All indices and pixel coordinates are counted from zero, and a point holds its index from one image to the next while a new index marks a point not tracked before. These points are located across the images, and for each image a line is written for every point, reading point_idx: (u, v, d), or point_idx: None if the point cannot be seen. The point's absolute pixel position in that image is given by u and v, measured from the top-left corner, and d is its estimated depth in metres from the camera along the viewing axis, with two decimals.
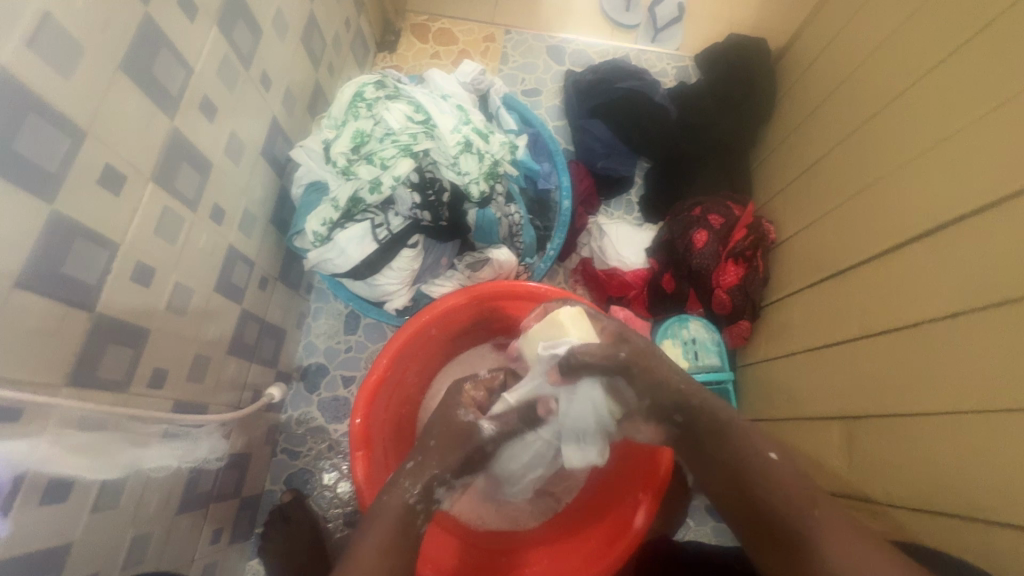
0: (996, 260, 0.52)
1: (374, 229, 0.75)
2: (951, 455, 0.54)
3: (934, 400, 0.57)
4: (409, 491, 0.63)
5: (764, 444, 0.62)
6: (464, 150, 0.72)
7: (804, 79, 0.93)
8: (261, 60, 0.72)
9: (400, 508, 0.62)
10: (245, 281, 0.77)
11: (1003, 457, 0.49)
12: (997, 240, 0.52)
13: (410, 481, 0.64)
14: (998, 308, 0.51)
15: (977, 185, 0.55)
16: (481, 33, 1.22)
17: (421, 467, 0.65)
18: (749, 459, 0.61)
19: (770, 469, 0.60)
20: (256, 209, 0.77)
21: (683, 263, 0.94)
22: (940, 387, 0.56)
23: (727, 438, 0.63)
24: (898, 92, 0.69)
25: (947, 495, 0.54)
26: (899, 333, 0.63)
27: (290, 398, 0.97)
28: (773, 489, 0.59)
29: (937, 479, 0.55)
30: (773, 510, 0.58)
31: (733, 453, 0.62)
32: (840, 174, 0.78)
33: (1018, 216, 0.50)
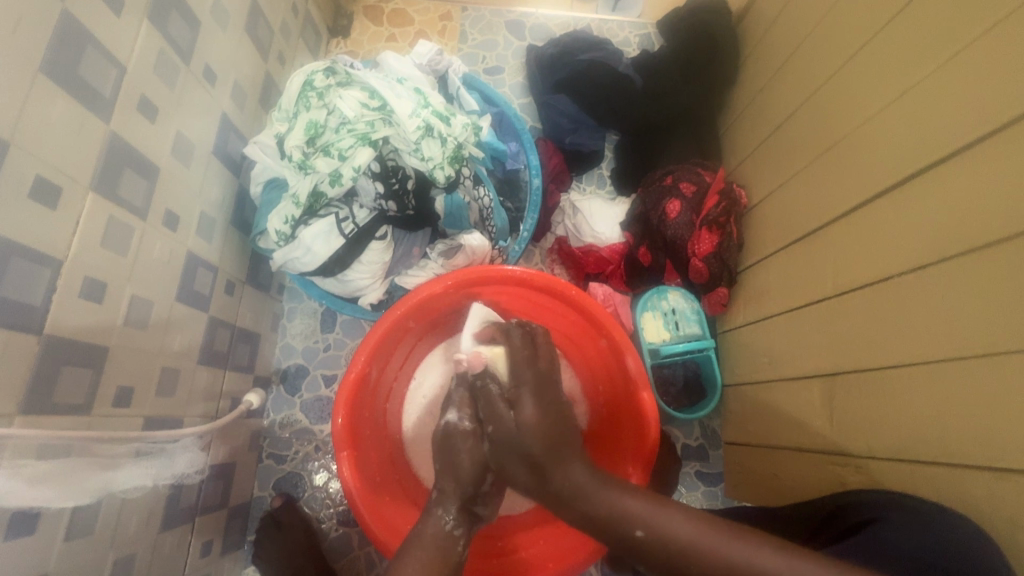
0: (962, 209, 0.53)
1: (339, 223, 0.72)
2: (928, 404, 0.55)
3: (908, 353, 0.57)
4: (445, 517, 0.61)
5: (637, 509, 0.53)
6: (426, 135, 0.69)
7: (767, 38, 0.92)
8: (202, 53, 0.68)
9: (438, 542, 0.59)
10: (209, 288, 0.74)
11: (982, 400, 0.49)
12: (957, 188, 0.53)
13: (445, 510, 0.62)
14: (976, 254, 0.51)
15: (942, 134, 0.55)
16: (438, 11, 1.18)
17: (446, 494, 0.63)
18: (621, 510, 0.53)
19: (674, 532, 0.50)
20: (214, 212, 0.74)
21: (659, 235, 0.93)
22: (913, 340, 0.57)
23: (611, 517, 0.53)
24: (860, 46, 0.68)
25: (928, 443, 0.55)
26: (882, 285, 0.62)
27: (271, 402, 0.95)
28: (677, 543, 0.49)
29: (916, 431, 0.56)
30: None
31: (594, 505, 0.54)
32: (807, 134, 0.78)
33: (978, 162, 0.51)
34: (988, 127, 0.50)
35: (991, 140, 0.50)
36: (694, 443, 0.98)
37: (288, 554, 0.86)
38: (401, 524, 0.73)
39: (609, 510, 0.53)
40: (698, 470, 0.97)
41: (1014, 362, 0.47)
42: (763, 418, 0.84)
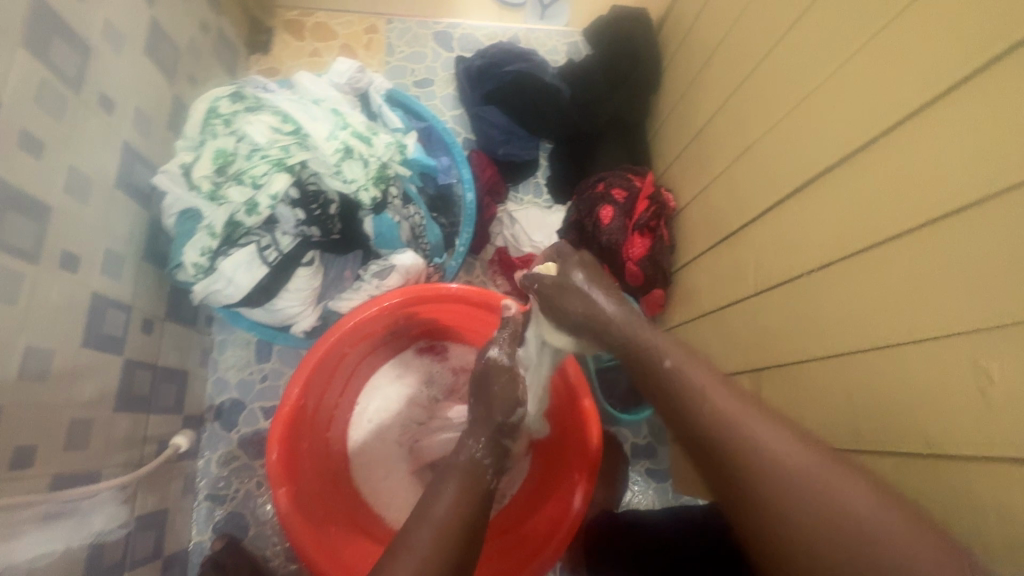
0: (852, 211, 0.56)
1: (261, 252, 0.69)
2: (840, 397, 0.58)
3: (821, 346, 0.61)
4: (477, 446, 0.62)
5: (661, 349, 0.55)
6: (345, 157, 0.67)
7: (684, 46, 0.95)
8: (95, 80, 0.64)
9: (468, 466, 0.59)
10: (122, 329, 0.70)
11: (889, 391, 0.52)
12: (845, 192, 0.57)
13: (477, 440, 0.62)
14: (864, 254, 0.54)
15: (835, 139, 0.58)
16: (361, 24, 1.16)
17: (481, 425, 0.64)
18: (659, 365, 0.55)
19: (686, 377, 0.52)
20: (123, 248, 0.69)
21: (594, 241, 0.94)
22: (824, 334, 0.60)
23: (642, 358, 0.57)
24: (763, 55, 0.72)
25: (842, 432, 0.58)
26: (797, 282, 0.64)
27: (206, 440, 0.90)
28: (682, 386, 0.52)
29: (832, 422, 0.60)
30: (703, 413, 0.49)
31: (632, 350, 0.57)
32: (724, 138, 0.81)
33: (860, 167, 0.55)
34: (868, 134, 0.54)
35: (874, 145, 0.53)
36: (642, 441, 1.00)
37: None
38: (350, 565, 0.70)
39: (643, 362, 0.56)
40: (648, 468, 0.99)
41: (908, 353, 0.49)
42: None
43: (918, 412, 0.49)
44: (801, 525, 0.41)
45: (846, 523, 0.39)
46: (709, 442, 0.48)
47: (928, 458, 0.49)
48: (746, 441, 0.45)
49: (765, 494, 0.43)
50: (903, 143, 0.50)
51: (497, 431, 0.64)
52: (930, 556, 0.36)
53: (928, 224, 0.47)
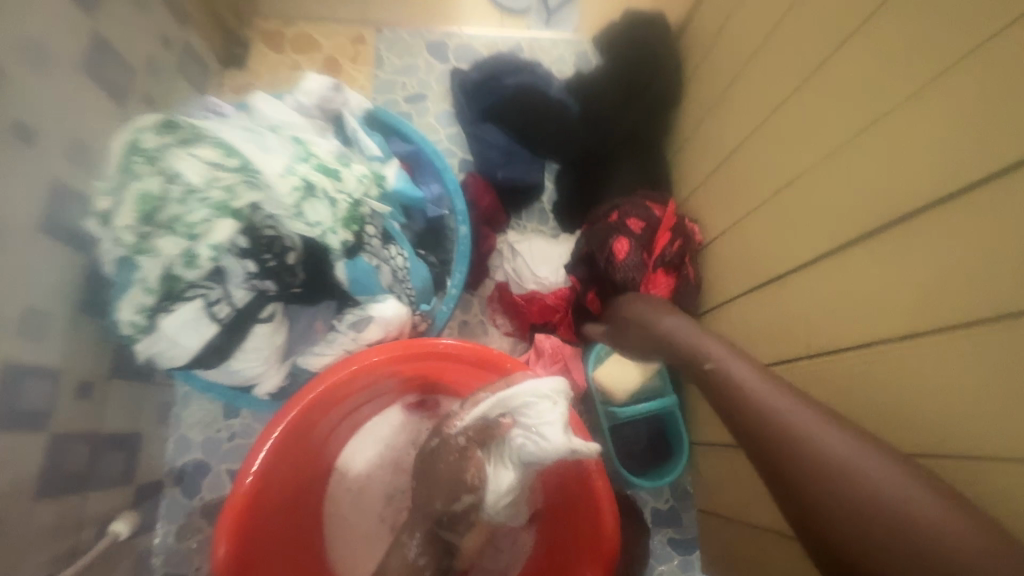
0: (952, 277, 0.41)
1: (209, 308, 0.57)
2: None
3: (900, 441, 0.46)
4: (410, 544, 0.61)
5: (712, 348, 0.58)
6: (306, 196, 0.56)
7: (709, 56, 0.82)
8: (4, 109, 0.53)
9: (403, 567, 0.60)
10: (46, 399, 0.59)
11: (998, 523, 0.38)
12: (934, 249, 0.42)
13: (410, 534, 0.62)
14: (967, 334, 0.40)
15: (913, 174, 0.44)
16: (349, 34, 1.05)
17: (420, 518, 0.61)
18: (696, 348, 0.59)
19: (722, 366, 0.55)
20: (47, 305, 0.59)
21: (607, 279, 0.81)
22: (909, 429, 0.46)
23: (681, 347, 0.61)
24: (817, 65, 0.57)
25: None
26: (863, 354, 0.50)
27: (165, 509, 0.79)
28: (725, 385, 0.53)
29: None
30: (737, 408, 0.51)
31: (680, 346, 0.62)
32: (761, 164, 0.67)
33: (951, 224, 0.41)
34: (965, 175, 0.39)
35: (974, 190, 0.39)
36: (664, 508, 0.87)
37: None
38: None
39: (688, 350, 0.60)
40: (670, 538, 0.86)
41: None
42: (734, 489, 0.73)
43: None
44: (790, 460, 0.45)
45: (900, 512, 0.38)
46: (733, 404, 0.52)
47: None
48: (778, 426, 0.46)
49: (836, 495, 0.41)
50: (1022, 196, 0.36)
51: (434, 526, 0.60)
52: (977, 541, 0.35)
53: None
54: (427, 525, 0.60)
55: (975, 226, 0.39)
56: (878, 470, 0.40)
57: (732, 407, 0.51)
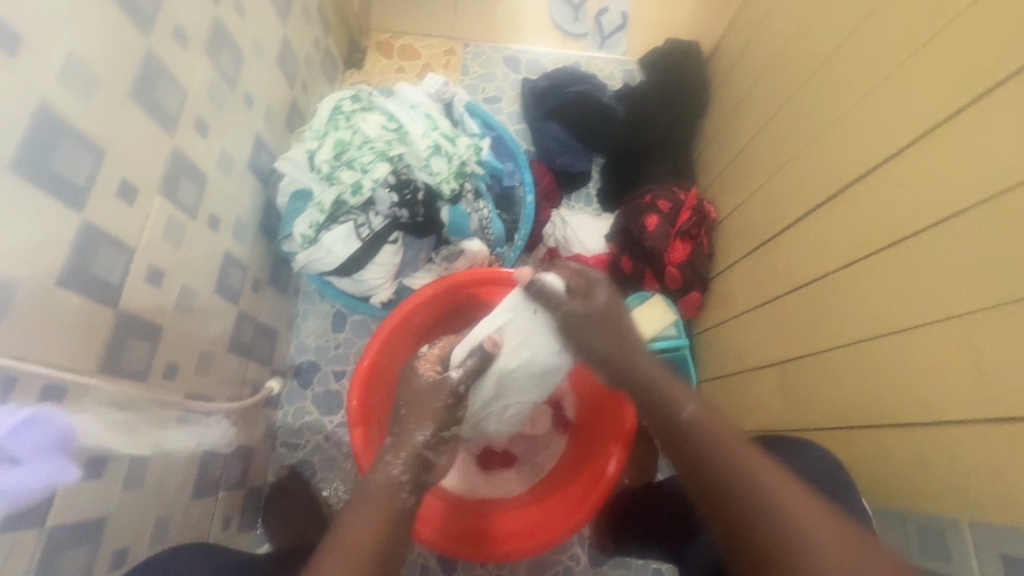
0: (879, 217, 0.62)
1: (357, 228, 0.82)
2: (854, 379, 0.65)
3: (842, 335, 0.67)
4: (394, 464, 0.65)
5: (684, 400, 0.65)
6: (434, 153, 0.82)
7: (731, 76, 1.05)
8: (243, 81, 0.79)
9: (387, 484, 0.63)
10: (240, 284, 0.84)
11: (902, 373, 0.59)
12: (870, 200, 0.63)
13: (395, 457, 0.66)
14: (884, 252, 0.61)
15: (861, 153, 0.66)
16: (443, 46, 1.32)
17: (401, 443, 0.67)
18: (683, 407, 0.64)
19: (702, 420, 0.62)
20: (247, 218, 0.84)
21: (639, 246, 1.04)
22: (847, 326, 0.66)
23: (671, 398, 0.66)
24: (805, 82, 0.79)
25: (863, 409, 0.64)
26: (823, 280, 0.71)
27: (286, 394, 1.04)
28: (696, 431, 0.61)
29: (849, 403, 0.66)
30: (698, 442, 0.60)
31: (656, 385, 0.69)
32: (762, 156, 0.89)
33: (879, 180, 0.62)
34: (891, 149, 0.61)
35: (894, 158, 0.60)
36: None
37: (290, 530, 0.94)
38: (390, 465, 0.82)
39: (674, 403, 0.65)
40: None
41: (935, 336, 0.54)
42: (728, 408, 0.93)
43: (927, 381, 0.55)
44: (752, 506, 0.52)
45: (812, 547, 0.48)
46: (701, 455, 0.59)
47: (930, 428, 0.55)
48: (745, 470, 0.55)
49: (782, 521, 0.50)
50: (920, 160, 0.57)
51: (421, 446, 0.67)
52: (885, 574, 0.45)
53: (945, 220, 0.53)
54: (414, 450, 0.67)
55: (894, 182, 0.60)
56: (818, 518, 0.50)
57: (697, 449, 0.60)
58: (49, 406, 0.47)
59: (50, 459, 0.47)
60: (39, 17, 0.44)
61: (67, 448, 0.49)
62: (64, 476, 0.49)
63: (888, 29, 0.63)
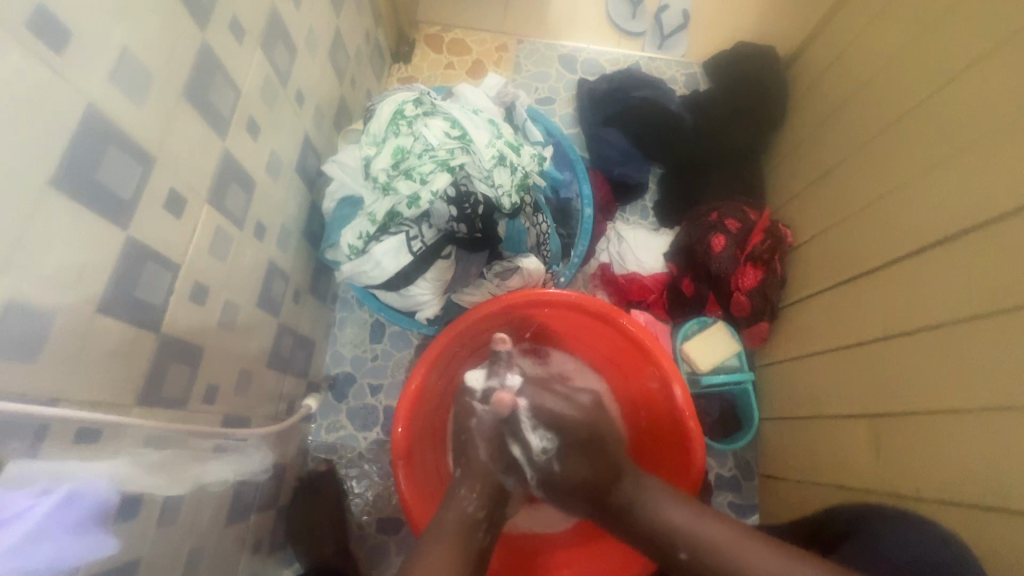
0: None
1: (408, 241, 0.75)
2: (979, 449, 0.57)
3: (965, 396, 0.59)
4: (468, 498, 0.65)
5: (671, 510, 0.63)
6: (498, 164, 0.74)
7: (815, 88, 0.96)
8: (295, 78, 0.73)
9: (461, 521, 0.63)
10: (281, 295, 0.78)
11: None
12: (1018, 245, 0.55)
13: (468, 491, 0.65)
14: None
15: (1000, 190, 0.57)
16: (494, 42, 1.24)
17: (471, 474, 0.67)
18: (665, 520, 0.62)
19: (713, 534, 0.60)
20: (291, 224, 0.78)
21: (703, 268, 0.96)
22: (972, 387, 0.58)
23: (666, 534, 0.61)
24: (913, 104, 0.71)
25: (972, 477, 0.58)
26: (938, 330, 0.63)
27: (320, 407, 0.99)
28: (708, 557, 0.59)
29: (970, 474, 0.58)
30: (707, 568, 0.59)
31: (648, 519, 0.62)
32: (853, 182, 0.81)
33: (1017, 230, 0.55)
34: None
35: None
36: (728, 475, 0.98)
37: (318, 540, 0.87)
38: (433, 496, 0.77)
39: (657, 523, 0.62)
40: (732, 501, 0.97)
41: None
42: (804, 455, 0.85)
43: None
44: None
45: None
46: (698, 556, 0.60)
47: None
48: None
49: None
50: None
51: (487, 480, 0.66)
52: None
53: None
54: (485, 483, 0.66)
55: None
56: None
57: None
58: (92, 472, 0.43)
59: (91, 533, 0.43)
60: (92, 8, 0.38)
61: (103, 509, 0.45)
62: (102, 546, 0.45)
63: None
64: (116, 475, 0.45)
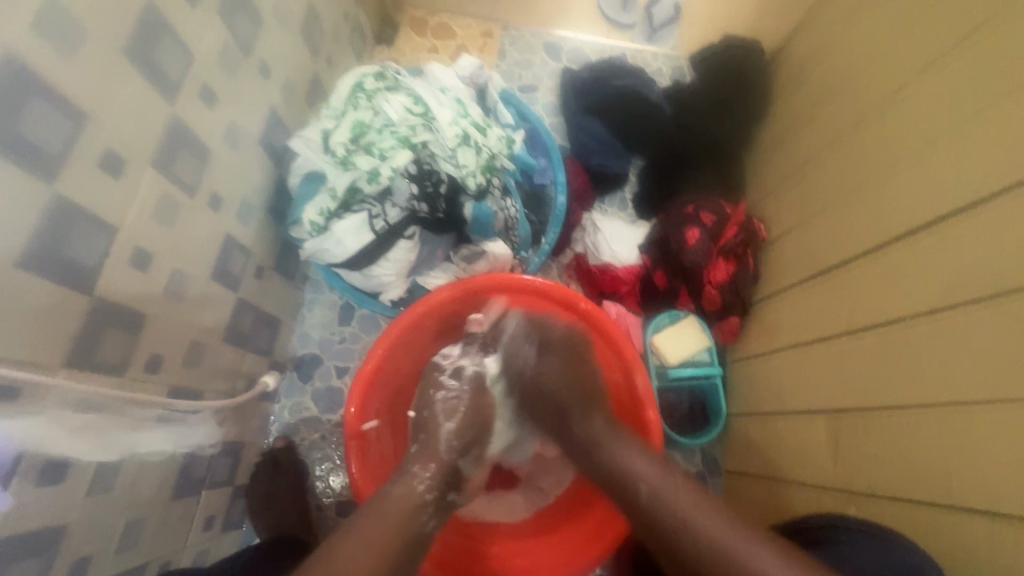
0: (1000, 259, 0.52)
1: (371, 220, 0.74)
2: (944, 450, 0.55)
3: (930, 394, 0.57)
4: (422, 477, 0.61)
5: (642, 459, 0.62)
6: (462, 143, 0.75)
7: (795, 83, 0.94)
8: (260, 48, 0.72)
9: (409, 500, 0.59)
10: (241, 269, 0.77)
11: (1005, 447, 0.49)
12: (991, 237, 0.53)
13: (422, 469, 0.63)
14: (998, 299, 0.51)
15: (973, 181, 0.55)
16: (480, 28, 1.23)
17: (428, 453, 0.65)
18: (635, 483, 0.61)
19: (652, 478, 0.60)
20: (254, 198, 0.77)
21: (677, 260, 0.95)
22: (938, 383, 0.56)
23: (629, 478, 0.61)
24: (889, 94, 0.70)
25: (921, 475, 0.58)
26: (904, 324, 0.62)
27: (284, 388, 0.98)
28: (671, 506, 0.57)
29: (931, 473, 0.56)
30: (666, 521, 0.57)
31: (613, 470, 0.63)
32: (828, 177, 0.80)
33: (972, 226, 0.55)
34: (1015, 177, 0.51)
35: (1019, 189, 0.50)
36: (693, 470, 0.97)
37: (279, 515, 0.87)
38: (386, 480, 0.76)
39: (626, 484, 0.61)
40: None
41: None
42: (768, 452, 0.84)
43: (987, 453, 0.50)
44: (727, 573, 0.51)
45: None
46: (664, 545, 0.57)
47: None
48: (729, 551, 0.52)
49: None
50: None
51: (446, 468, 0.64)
52: None
53: None
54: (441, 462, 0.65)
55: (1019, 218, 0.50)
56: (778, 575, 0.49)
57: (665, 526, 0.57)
58: None
59: None
60: None
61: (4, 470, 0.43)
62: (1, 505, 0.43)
63: (1011, 40, 0.53)
64: (20, 436, 0.43)
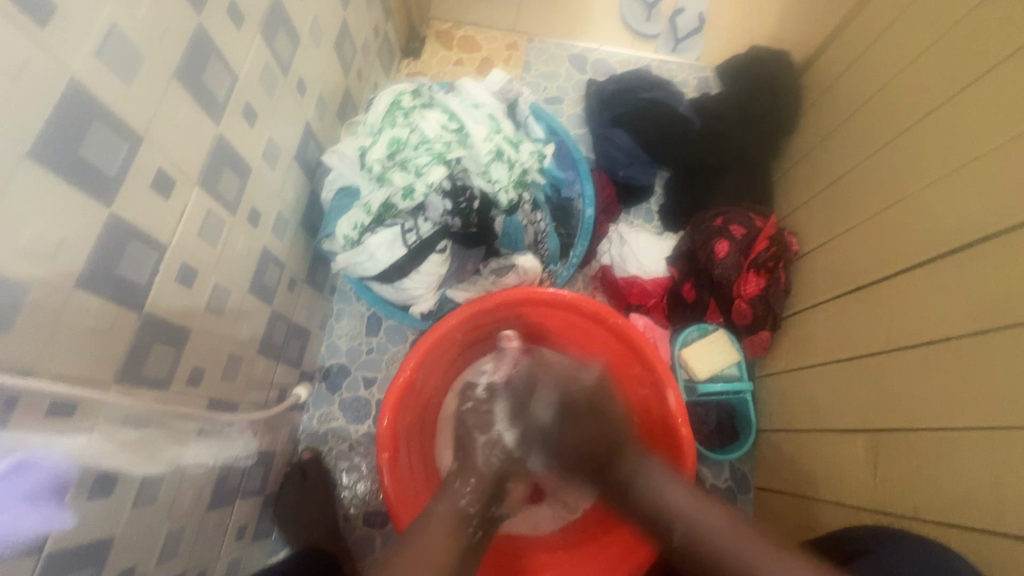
0: None
1: (404, 234, 0.75)
2: (995, 477, 0.53)
3: (977, 415, 0.56)
4: (463, 492, 0.63)
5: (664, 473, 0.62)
6: (495, 158, 0.75)
7: (827, 95, 0.93)
8: (297, 66, 0.73)
9: (454, 513, 0.62)
10: (276, 282, 0.78)
11: None
12: None
13: (463, 484, 0.64)
14: None
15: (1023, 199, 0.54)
16: (505, 40, 1.24)
17: (469, 469, 0.66)
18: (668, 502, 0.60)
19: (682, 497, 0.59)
20: (289, 213, 0.78)
21: (706, 273, 0.94)
22: (990, 408, 0.54)
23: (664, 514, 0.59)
24: (934, 108, 0.68)
25: (967, 500, 0.56)
26: (951, 344, 0.60)
27: (313, 398, 0.99)
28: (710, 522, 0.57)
29: (981, 500, 0.54)
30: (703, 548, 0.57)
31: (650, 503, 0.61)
32: (865, 190, 0.78)
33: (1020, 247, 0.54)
34: None
35: None
36: (722, 485, 0.96)
37: (305, 525, 0.88)
38: (415, 494, 0.76)
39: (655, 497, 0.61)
40: None
41: None
42: (804, 469, 0.82)
43: None
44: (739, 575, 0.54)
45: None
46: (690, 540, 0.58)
47: None
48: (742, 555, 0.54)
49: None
50: None
51: (486, 482, 0.65)
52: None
53: None
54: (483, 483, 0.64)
55: None
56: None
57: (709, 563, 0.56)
58: (56, 448, 0.42)
59: (48, 503, 0.43)
60: None
61: (64, 488, 0.44)
62: (60, 523, 0.45)
63: None
64: (77, 453, 0.45)
